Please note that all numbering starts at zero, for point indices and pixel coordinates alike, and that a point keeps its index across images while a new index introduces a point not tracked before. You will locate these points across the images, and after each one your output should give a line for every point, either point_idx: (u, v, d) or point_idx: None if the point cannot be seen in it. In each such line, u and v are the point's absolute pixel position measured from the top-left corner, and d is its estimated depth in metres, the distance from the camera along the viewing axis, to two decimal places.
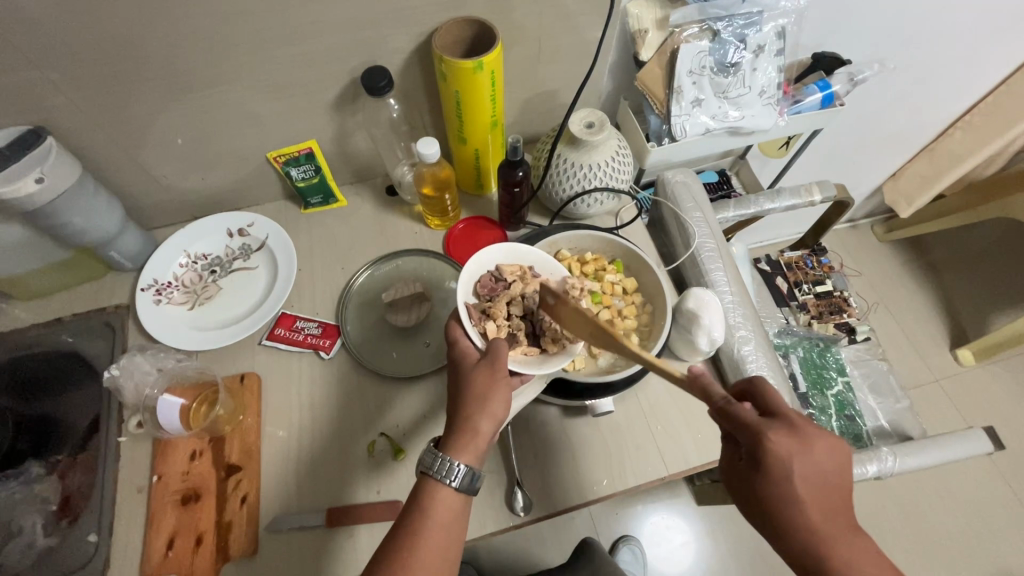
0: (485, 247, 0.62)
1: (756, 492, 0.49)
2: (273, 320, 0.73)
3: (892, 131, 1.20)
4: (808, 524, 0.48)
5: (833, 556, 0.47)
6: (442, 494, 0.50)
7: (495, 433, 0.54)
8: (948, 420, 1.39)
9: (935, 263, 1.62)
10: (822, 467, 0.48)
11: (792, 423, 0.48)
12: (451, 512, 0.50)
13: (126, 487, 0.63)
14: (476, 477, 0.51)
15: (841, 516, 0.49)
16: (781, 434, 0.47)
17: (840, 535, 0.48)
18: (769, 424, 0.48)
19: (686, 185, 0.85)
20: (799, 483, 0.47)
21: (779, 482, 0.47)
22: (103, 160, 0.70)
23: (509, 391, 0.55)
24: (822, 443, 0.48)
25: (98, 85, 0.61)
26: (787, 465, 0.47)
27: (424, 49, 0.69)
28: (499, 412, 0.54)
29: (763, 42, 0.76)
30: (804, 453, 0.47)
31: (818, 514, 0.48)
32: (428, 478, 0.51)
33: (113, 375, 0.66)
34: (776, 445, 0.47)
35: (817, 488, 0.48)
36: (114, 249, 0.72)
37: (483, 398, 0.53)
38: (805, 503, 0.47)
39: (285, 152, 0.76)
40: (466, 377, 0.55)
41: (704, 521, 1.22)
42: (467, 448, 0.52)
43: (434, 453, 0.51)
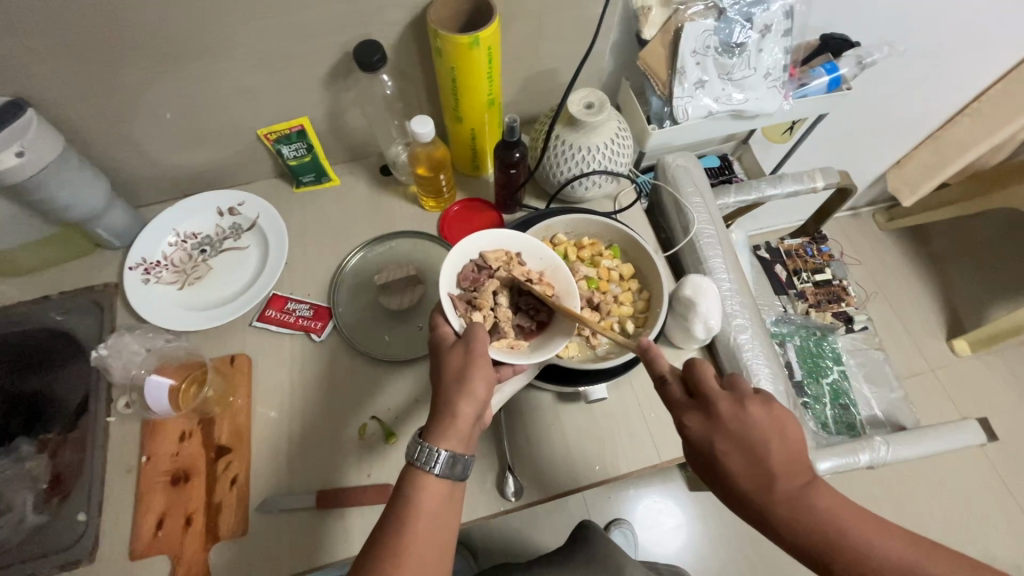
0: (468, 234, 0.62)
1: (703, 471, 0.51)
2: (264, 301, 0.72)
3: (898, 117, 1.18)
4: (749, 495, 0.48)
5: (789, 520, 0.47)
6: (428, 483, 0.50)
7: (478, 416, 0.53)
8: (942, 410, 1.39)
9: (935, 253, 1.61)
10: (753, 438, 0.47)
11: (711, 398, 0.49)
12: (440, 499, 0.50)
13: (115, 467, 0.63)
14: (465, 463, 0.51)
15: (790, 477, 0.47)
16: (696, 414, 0.50)
17: (795, 494, 0.47)
18: (687, 407, 0.50)
19: (686, 169, 0.83)
20: (729, 457, 0.48)
21: (709, 457, 0.49)
22: (89, 133, 0.68)
23: (490, 372, 0.54)
24: (747, 411, 0.48)
25: (80, 55, 0.59)
26: (708, 442, 0.49)
27: (419, 22, 0.66)
28: (480, 394, 0.52)
29: (771, 22, 0.73)
30: (724, 428, 0.48)
31: (757, 487, 0.47)
32: (413, 467, 0.50)
33: (101, 354, 0.66)
34: (694, 425, 0.49)
35: (751, 462, 0.47)
36: (101, 225, 0.71)
37: (462, 381, 0.52)
38: (742, 477, 0.48)
39: (277, 128, 0.74)
40: (443, 360, 0.54)
41: (696, 504, 1.23)
42: (450, 434, 0.51)
43: (417, 441, 0.51)
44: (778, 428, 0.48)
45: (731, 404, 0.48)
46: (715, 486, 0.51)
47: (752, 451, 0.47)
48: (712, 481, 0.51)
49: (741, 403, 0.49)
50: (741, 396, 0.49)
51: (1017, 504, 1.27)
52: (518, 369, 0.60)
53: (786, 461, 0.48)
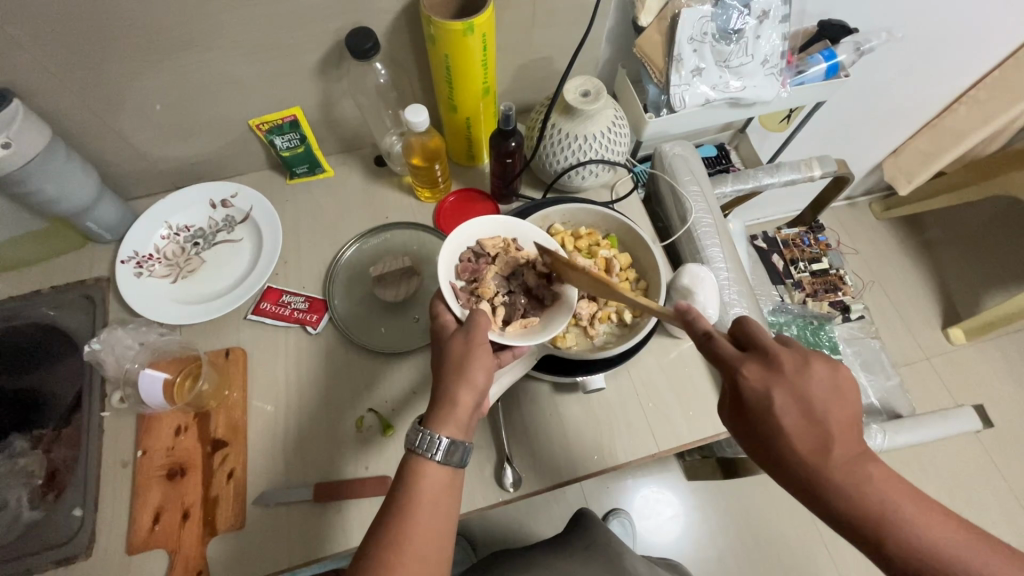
0: (463, 221, 0.62)
1: (745, 427, 0.47)
2: (259, 294, 0.72)
3: (895, 105, 1.17)
4: (805, 459, 0.45)
5: (845, 490, 0.43)
6: (428, 470, 0.49)
7: (478, 404, 0.53)
8: (937, 398, 1.40)
9: (931, 242, 1.62)
10: (814, 398, 0.44)
11: (772, 350, 0.46)
12: (441, 485, 0.50)
13: (110, 462, 0.62)
14: (465, 450, 0.51)
15: (845, 446, 0.44)
16: (755, 366, 0.46)
17: (853, 468, 0.44)
18: (744, 358, 0.46)
19: (684, 158, 0.82)
20: (786, 416, 0.45)
21: (762, 414, 0.45)
22: (77, 125, 0.66)
23: (490, 361, 0.53)
24: (813, 373, 0.45)
25: (65, 44, 0.57)
26: (766, 398, 0.45)
27: (412, 9, 0.65)
28: (480, 381, 0.52)
29: (768, 8, 0.72)
30: (787, 384, 0.45)
31: (808, 446, 0.45)
32: (413, 454, 0.50)
33: (93, 349, 0.65)
34: (753, 377, 0.45)
35: (810, 419, 0.44)
36: (91, 218, 0.70)
37: (461, 369, 0.52)
38: (794, 436, 0.45)
39: (269, 118, 0.73)
40: (444, 348, 0.54)
41: (693, 493, 1.23)
42: (448, 421, 0.50)
43: (417, 429, 0.50)
44: (838, 395, 0.45)
45: (792, 359, 0.46)
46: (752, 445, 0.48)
47: (810, 410, 0.44)
48: (756, 443, 0.47)
49: (805, 363, 0.45)
50: (801, 355, 0.46)
51: (1011, 490, 1.28)
52: (519, 354, 0.59)
53: (843, 427, 0.45)
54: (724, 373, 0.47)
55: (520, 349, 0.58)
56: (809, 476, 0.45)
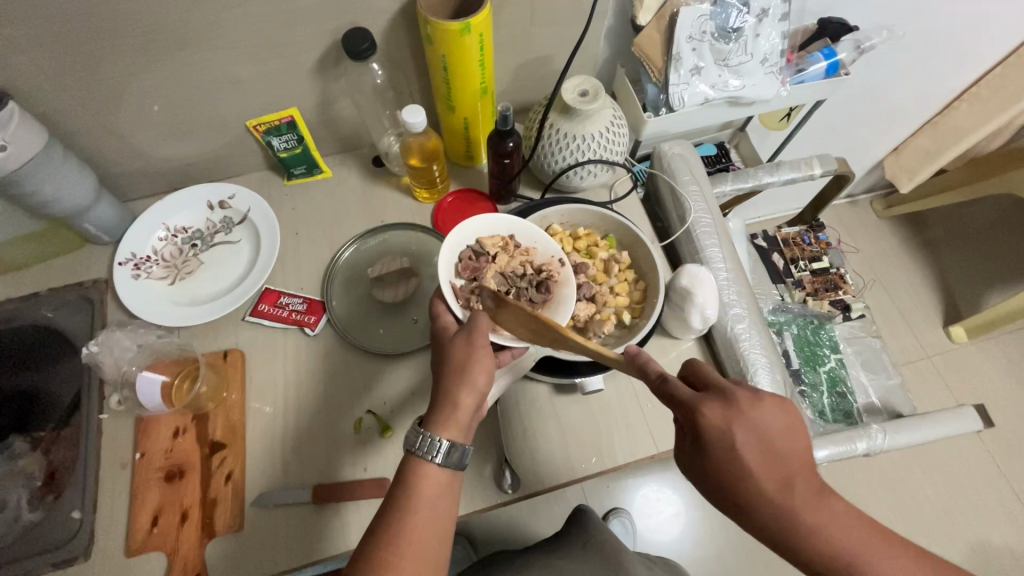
0: (463, 221, 0.63)
1: (705, 470, 0.46)
2: (258, 295, 0.72)
3: (896, 103, 1.17)
4: (770, 498, 0.44)
5: (812, 527, 0.43)
6: (427, 472, 0.49)
7: (478, 406, 0.53)
8: (939, 397, 1.39)
9: (932, 240, 1.61)
10: (770, 433, 0.44)
11: (727, 388, 0.46)
12: (440, 487, 0.50)
13: (109, 463, 0.62)
14: (463, 451, 0.50)
15: (804, 480, 0.45)
16: (715, 404, 0.45)
17: (816, 504, 0.44)
18: (702, 396, 0.46)
19: (683, 157, 0.82)
20: (748, 453, 0.44)
21: (723, 455, 0.45)
22: (73, 126, 0.66)
23: (491, 363, 0.53)
24: (766, 409, 0.45)
25: (61, 46, 0.57)
26: (725, 438, 0.44)
27: (410, 8, 0.65)
28: (481, 384, 0.52)
29: (767, 6, 0.72)
30: (744, 422, 0.44)
31: (773, 483, 0.44)
32: (413, 455, 0.50)
33: (91, 351, 0.65)
34: (712, 416, 0.45)
35: (770, 458, 0.44)
36: (89, 220, 0.70)
37: (462, 371, 0.52)
38: (758, 474, 0.44)
39: (266, 119, 0.73)
40: (445, 350, 0.54)
41: (694, 492, 1.23)
42: (449, 424, 0.50)
43: (417, 430, 0.50)
44: (793, 429, 0.45)
45: (747, 395, 0.46)
46: (713, 491, 0.46)
47: (769, 449, 0.44)
48: (717, 489, 0.46)
49: (757, 398, 0.46)
50: (754, 391, 0.46)
51: (1012, 490, 1.28)
52: (518, 353, 0.61)
53: (801, 462, 0.45)
54: (682, 412, 0.46)
55: (519, 349, 0.59)
56: (775, 517, 0.44)
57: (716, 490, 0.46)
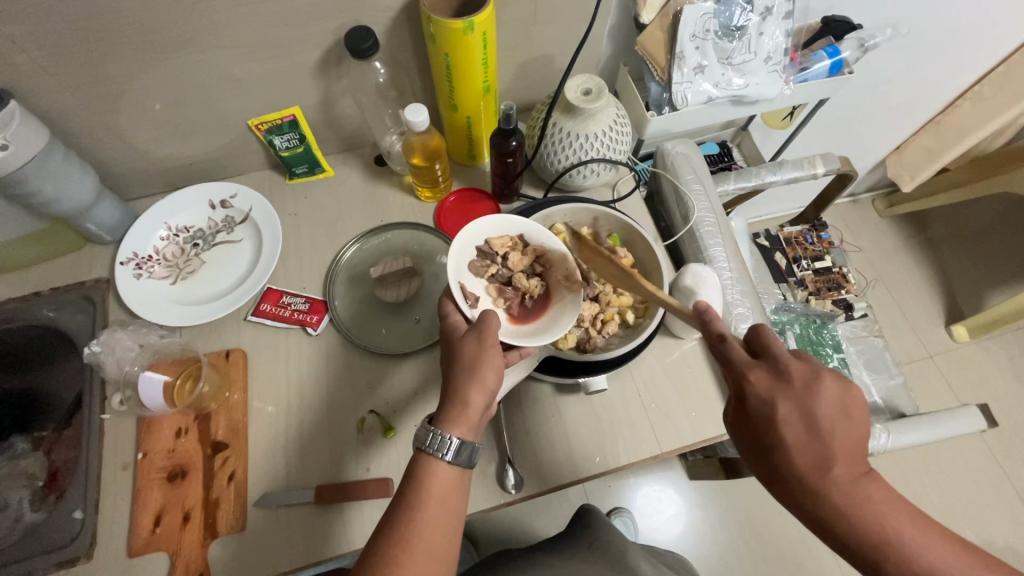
0: (472, 222, 0.62)
1: (750, 435, 0.48)
2: (260, 294, 0.71)
3: (898, 101, 1.16)
4: (807, 474, 0.45)
5: (844, 505, 0.44)
6: (437, 469, 0.49)
7: (488, 404, 0.53)
8: (941, 396, 1.39)
9: (934, 239, 1.61)
10: (819, 413, 0.45)
11: (784, 363, 0.47)
12: (449, 484, 0.49)
13: (111, 464, 0.62)
14: (473, 450, 0.50)
15: (845, 463, 0.45)
16: (764, 375, 0.47)
17: (852, 485, 0.45)
18: (756, 366, 0.47)
19: (686, 156, 0.82)
20: (790, 426, 0.45)
21: (767, 424, 0.46)
22: (74, 125, 0.66)
23: (501, 362, 0.53)
24: (821, 388, 0.46)
25: (62, 44, 0.57)
26: (771, 408, 0.46)
27: (412, 7, 0.65)
28: (491, 382, 0.52)
29: (771, 5, 0.71)
30: (793, 396, 0.46)
31: (809, 460, 0.45)
32: (423, 453, 0.50)
33: (94, 351, 0.65)
34: (759, 384, 0.47)
35: (815, 435, 0.45)
36: (91, 219, 0.69)
37: (472, 370, 0.52)
38: (797, 448, 0.45)
39: (268, 118, 0.73)
40: (456, 350, 0.54)
41: (696, 491, 1.23)
42: (459, 422, 0.50)
43: (427, 427, 0.50)
44: (845, 412, 0.46)
45: (803, 373, 0.46)
46: (755, 457, 0.49)
47: (815, 426, 0.45)
48: (758, 455, 0.48)
49: (814, 378, 0.46)
50: (813, 369, 0.47)
51: (1014, 489, 1.28)
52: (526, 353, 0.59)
53: (847, 445, 0.45)
54: (733, 377, 0.49)
55: (527, 348, 0.59)
56: (808, 492, 0.45)
57: (756, 454, 0.48)
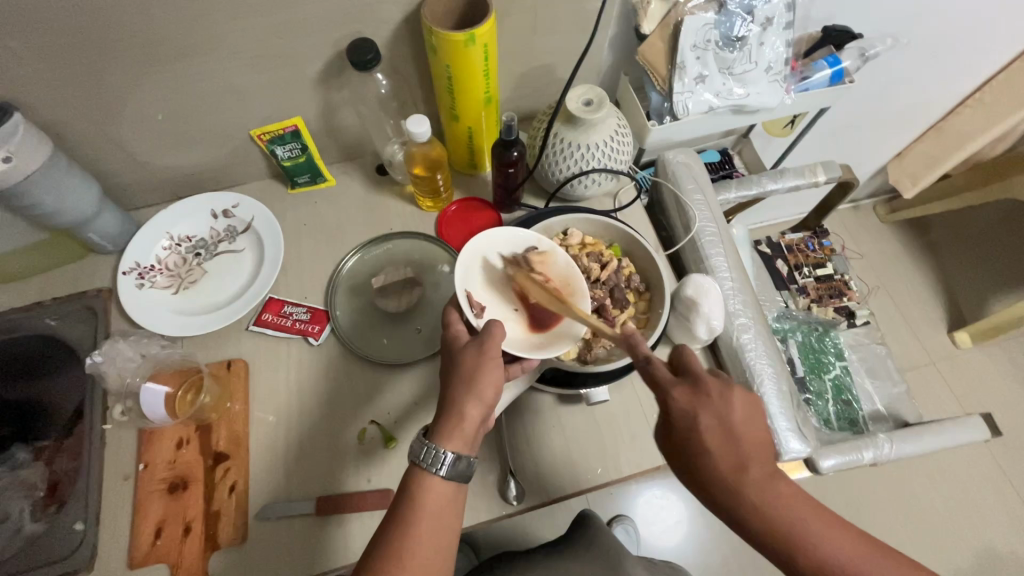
0: (478, 235, 0.64)
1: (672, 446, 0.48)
2: (261, 304, 0.71)
3: (900, 109, 1.16)
4: (726, 478, 0.46)
5: (761, 506, 0.45)
6: (432, 484, 0.49)
7: (484, 418, 0.52)
8: (944, 404, 1.39)
9: (936, 245, 1.60)
10: (732, 418, 0.46)
11: (700, 374, 0.48)
12: (444, 499, 0.49)
13: (111, 475, 0.62)
14: (468, 463, 0.50)
15: (758, 465, 0.47)
16: (685, 387, 0.47)
17: (766, 486, 0.46)
18: (677, 380, 0.48)
19: (688, 165, 0.82)
20: (709, 434, 0.46)
21: (687, 433, 0.47)
22: (77, 136, 0.66)
23: (499, 376, 0.53)
24: (730, 396, 0.47)
25: (66, 57, 0.57)
26: (690, 418, 0.46)
27: (414, 18, 0.65)
28: (488, 396, 0.52)
29: (772, 14, 0.71)
30: (711, 406, 0.46)
31: (730, 464, 0.46)
32: (416, 467, 0.49)
33: (95, 362, 0.64)
34: (682, 398, 0.47)
35: (729, 441, 0.46)
36: (93, 230, 0.69)
37: (471, 383, 0.51)
38: (715, 455, 0.46)
39: (270, 128, 0.73)
40: (456, 361, 0.53)
41: (697, 499, 1.23)
42: (455, 435, 0.50)
43: (421, 441, 0.50)
44: (752, 416, 0.48)
45: (717, 384, 0.47)
46: (678, 468, 0.49)
47: (730, 432, 0.46)
48: (680, 465, 0.48)
49: (726, 387, 0.48)
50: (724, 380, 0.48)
51: (1019, 497, 1.27)
52: (529, 366, 0.59)
53: (758, 448, 0.47)
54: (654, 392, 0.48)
55: (529, 362, 0.59)
56: (728, 495, 0.46)
57: (677, 462, 0.48)
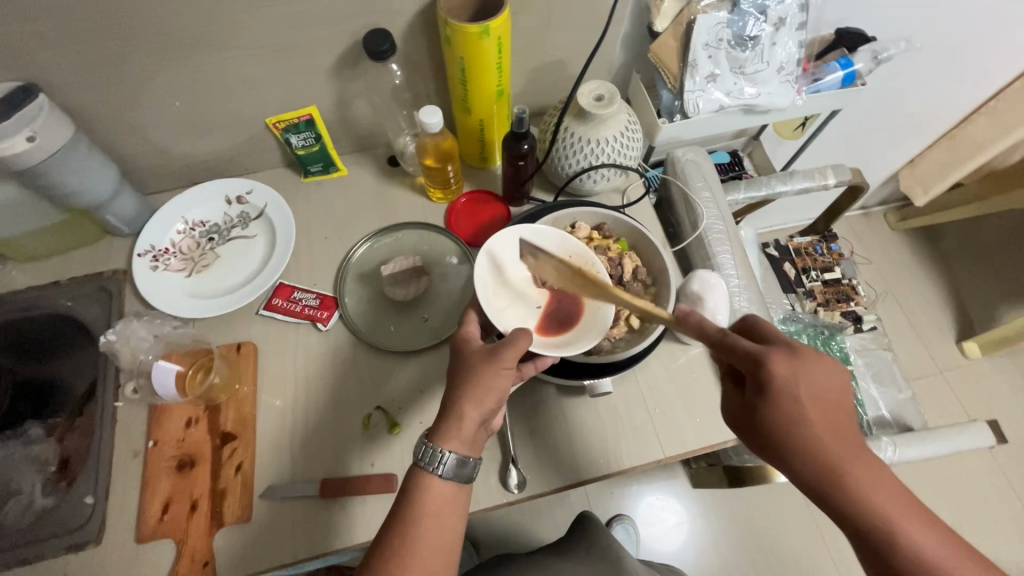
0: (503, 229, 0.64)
1: (765, 419, 0.48)
2: (271, 290, 0.72)
3: (912, 114, 1.16)
4: (821, 448, 0.46)
5: (853, 481, 0.46)
6: (432, 484, 0.50)
7: (485, 420, 0.52)
8: (950, 413, 1.38)
9: (946, 254, 1.59)
10: (826, 389, 0.47)
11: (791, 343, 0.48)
12: (445, 499, 0.50)
13: (122, 452, 0.63)
14: (469, 464, 0.50)
15: (849, 437, 0.47)
16: (780, 355, 0.47)
17: (859, 463, 0.46)
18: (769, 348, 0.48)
19: (696, 163, 0.82)
20: (807, 404, 0.46)
21: (783, 402, 0.46)
22: (97, 120, 0.68)
23: (504, 378, 0.52)
24: (823, 365, 0.47)
25: (89, 41, 0.59)
26: (790, 386, 0.46)
27: (429, 11, 0.66)
28: (489, 399, 0.51)
29: (785, 15, 0.72)
30: (807, 374, 0.46)
31: (825, 434, 0.46)
32: (417, 468, 0.50)
33: (109, 339, 0.67)
34: (779, 364, 0.46)
35: (825, 412, 0.47)
36: (110, 212, 0.71)
37: (472, 384, 0.51)
38: (813, 423, 0.46)
39: (285, 117, 0.74)
40: (467, 361, 0.53)
41: (698, 501, 1.22)
42: (453, 436, 0.50)
43: (421, 442, 0.50)
44: (841, 387, 0.48)
45: (810, 351, 0.48)
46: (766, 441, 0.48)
47: (825, 402, 0.47)
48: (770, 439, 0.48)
49: (819, 357, 0.48)
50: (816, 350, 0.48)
51: None
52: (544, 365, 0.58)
53: (847, 419, 0.48)
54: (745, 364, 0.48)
55: (545, 361, 0.58)
56: (821, 469, 0.46)
57: (768, 437, 0.48)
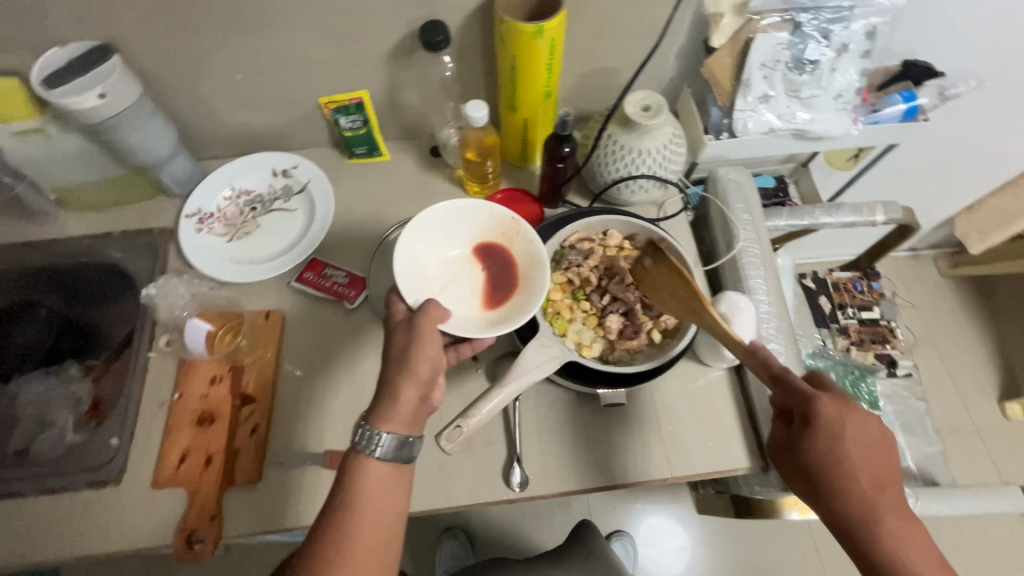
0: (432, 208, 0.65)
1: (806, 455, 0.51)
2: (304, 263, 0.75)
3: (977, 158, 1.10)
4: (859, 491, 0.50)
5: (886, 535, 0.49)
6: (370, 466, 0.50)
7: (424, 399, 0.52)
8: (982, 474, 1.31)
9: (998, 307, 1.51)
10: (873, 439, 0.50)
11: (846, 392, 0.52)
12: (386, 483, 0.50)
13: (150, 400, 0.66)
14: (408, 444, 0.51)
15: (890, 489, 0.50)
16: (832, 399, 0.51)
17: (894, 515, 0.49)
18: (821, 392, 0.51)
19: (739, 185, 0.81)
20: (851, 447, 0.50)
21: (828, 442, 0.50)
22: (164, 84, 0.71)
23: (438, 355, 0.52)
24: (872, 420, 0.51)
25: (165, 9, 0.62)
26: (839, 428, 0.50)
27: (487, 7, 0.67)
28: (424, 375, 0.51)
29: (849, 41, 0.70)
30: (858, 421, 0.50)
31: (866, 481, 0.50)
32: (353, 451, 0.50)
33: (150, 293, 0.70)
34: (829, 407, 0.50)
35: (869, 459, 0.50)
36: (165, 172, 0.75)
37: (403, 363, 0.51)
38: (854, 468, 0.50)
39: (337, 98, 0.77)
40: (391, 344, 0.53)
41: (701, 528, 1.20)
42: (389, 417, 0.50)
43: (358, 425, 0.50)
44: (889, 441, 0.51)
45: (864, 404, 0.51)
46: (803, 478, 0.52)
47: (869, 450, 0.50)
48: (807, 475, 0.52)
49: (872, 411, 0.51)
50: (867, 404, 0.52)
51: None
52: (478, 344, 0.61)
53: (891, 472, 0.51)
54: (798, 401, 0.51)
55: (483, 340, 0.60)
56: (854, 513, 0.50)
57: (805, 472, 0.51)
